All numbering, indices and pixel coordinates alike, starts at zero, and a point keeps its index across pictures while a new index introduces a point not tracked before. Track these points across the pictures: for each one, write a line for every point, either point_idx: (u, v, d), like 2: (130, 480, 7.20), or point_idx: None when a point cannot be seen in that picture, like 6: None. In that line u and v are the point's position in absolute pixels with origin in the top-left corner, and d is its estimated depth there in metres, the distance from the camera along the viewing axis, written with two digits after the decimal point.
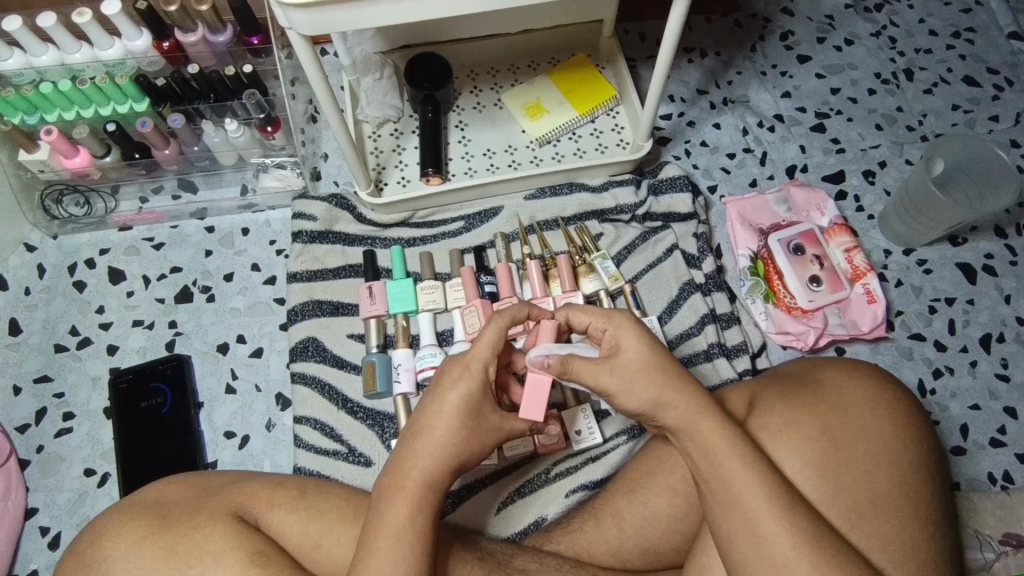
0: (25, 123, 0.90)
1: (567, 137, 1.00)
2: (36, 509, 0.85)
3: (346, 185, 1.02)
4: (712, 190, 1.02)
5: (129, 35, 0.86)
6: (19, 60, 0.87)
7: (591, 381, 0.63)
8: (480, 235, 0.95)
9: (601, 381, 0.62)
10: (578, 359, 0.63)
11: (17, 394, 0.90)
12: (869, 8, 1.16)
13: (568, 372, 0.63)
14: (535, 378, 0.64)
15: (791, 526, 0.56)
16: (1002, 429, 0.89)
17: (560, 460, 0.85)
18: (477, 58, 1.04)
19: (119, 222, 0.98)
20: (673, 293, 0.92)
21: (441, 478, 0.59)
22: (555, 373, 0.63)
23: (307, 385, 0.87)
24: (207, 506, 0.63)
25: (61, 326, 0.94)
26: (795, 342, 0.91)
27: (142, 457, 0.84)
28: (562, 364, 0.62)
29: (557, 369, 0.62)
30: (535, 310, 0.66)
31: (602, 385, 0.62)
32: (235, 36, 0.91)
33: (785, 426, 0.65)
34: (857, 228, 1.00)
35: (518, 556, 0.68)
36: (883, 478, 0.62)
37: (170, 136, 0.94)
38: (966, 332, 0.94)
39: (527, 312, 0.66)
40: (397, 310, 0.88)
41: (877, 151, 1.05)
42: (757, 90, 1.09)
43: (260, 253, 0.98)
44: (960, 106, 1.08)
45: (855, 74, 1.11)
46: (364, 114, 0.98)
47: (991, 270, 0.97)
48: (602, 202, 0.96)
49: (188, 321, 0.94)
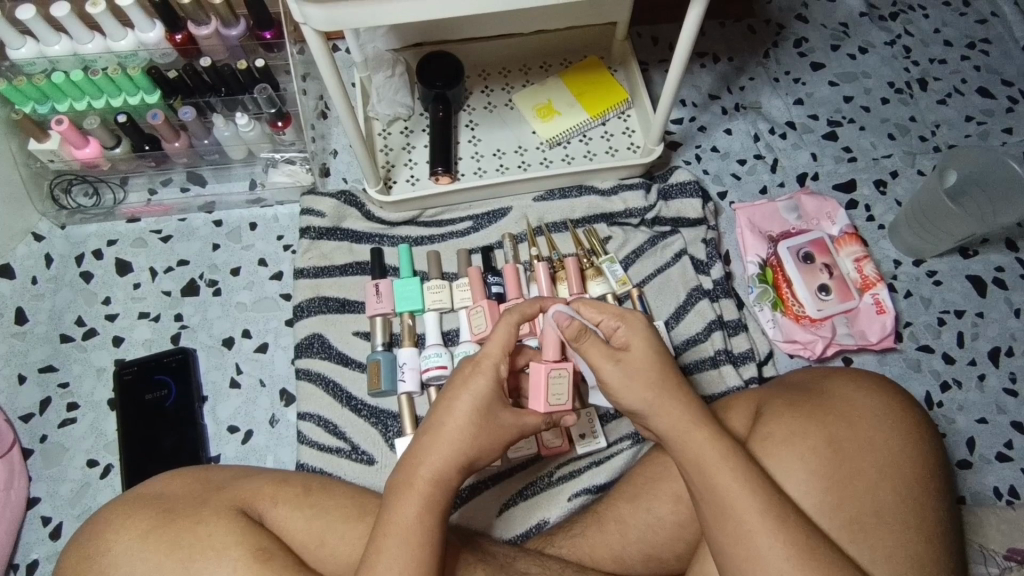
0: (36, 112, 0.90)
1: (578, 139, 1.00)
2: (37, 499, 0.85)
3: (354, 182, 1.02)
4: (723, 196, 1.02)
5: (143, 27, 0.86)
6: (32, 49, 0.86)
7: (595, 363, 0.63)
8: (489, 235, 0.95)
9: (603, 370, 0.62)
10: (592, 336, 0.63)
11: (22, 382, 0.90)
12: (884, 17, 1.15)
13: (578, 342, 0.63)
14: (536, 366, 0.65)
15: (785, 538, 0.55)
16: (1009, 444, 0.88)
17: (564, 464, 0.84)
18: (489, 57, 1.03)
19: (128, 213, 0.99)
20: (681, 298, 0.91)
21: (450, 477, 0.58)
22: (568, 340, 0.63)
23: (312, 381, 0.87)
24: (211, 501, 0.63)
25: (66, 316, 0.94)
26: (802, 351, 0.91)
27: (143, 451, 0.84)
28: (578, 332, 0.62)
29: (570, 337, 0.62)
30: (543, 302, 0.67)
31: (603, 373, 0.62)
32: (249, 30, 0.92)
33: (788, 437, 0.65)
34: (867, 238, 0.99)
35: (520, 559, 0.68)
36: (887, 491, 0.62)
37: (179, 128, 0.94)
38: (975, 345, 0.93)
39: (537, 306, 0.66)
40: (403, 308, 0.87)
41: (889, 161, 1.05)
42: (769, 96, 1.09)
43: (268, 247, 0.98)
44: (973, 117, 1.08)
45: (868, 82, 1.10)
46: (375, 111, 0.98)
47: (1001, 283, 0.97)
48: (611, 205, 0.95)
49: (193, 314, 0.94)
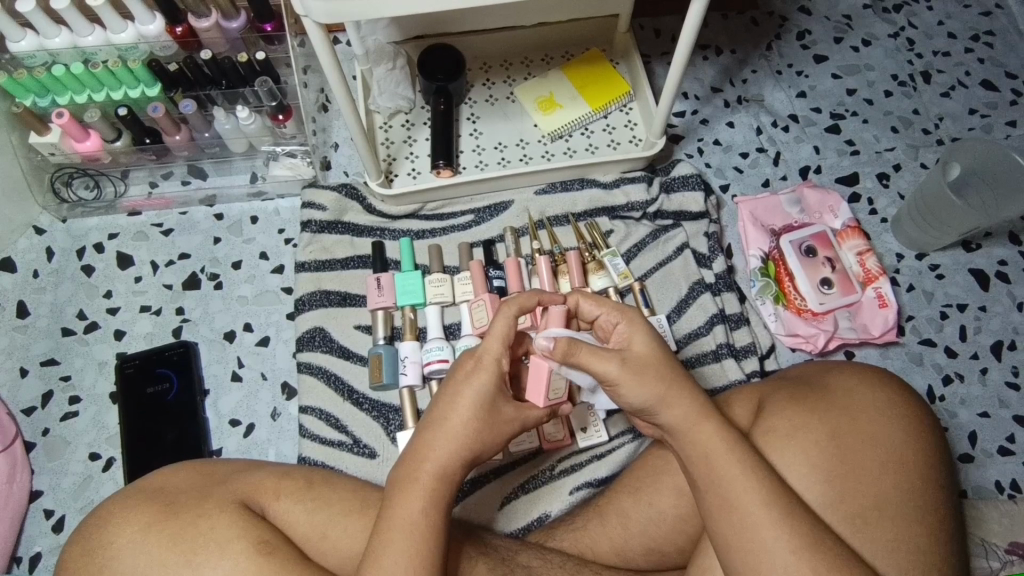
0: (37, 105, 0.89)
1: (580, 132, 0.99)
2: (40, 492, 0.85)
3: (355, 175, 1.02)
4: (725, 189, 1.02)
5: (142, 19, 0.85)
6: (32, 42, 0.85)
7: (597, 368, 0.60)
8: (491, 228, 0.95)
9: (606, 368, 0.60)
10: (586, 348, 0.60)
11: (24, 375, 0.90)
12: (888, 9, 1.15)
13: (571, 358, 0.60)
14: (539, 362, 0.63)
15: (790, 531, 0.55)
16: (1011, 438, 0.88)
17: (565, 457, 0.84)
18: (491, 50, 1.03)
19: (128, 207, 0.98)
20: (682, 292, 0.91)
21: (451, 471, 0.58)
22: (558, 359, 0.60)
23: (313, 375, 0.87)
24: (213, 494, 0.63)
25: (68, 310, 0.94)
26: (804, 345, 0.90)
27: (145, 445, 0.84)
28: (568, 349, 0.59)
29: (560, 357, 0.59)
30: (545, 297, 0.64)
31: (606, 371, 0.60)
32: (249, 22, 0.91)
33: (792, 431, 0.65)
34: (870, 232, 0.99)
35: (521, 552, 0.68)
36: (890, 486, 0.62)
37: (180, 121, 0.94)
38: (977, 338, 0.93)
39: (536, 299, 0.64)
40: (404, 302, 0.87)
41: (892, 154, 1.04)
42: (771, 89, 1.08)
43: (269, 241, 0.98)
44: (977, 110, 1.07)
45: (871, 75, 1.10)
46: (376, 104, 0.98)
47: (1004, 277, 0.96)
48: (613, 198, 0.95)
49: (195, 308, 0.94)
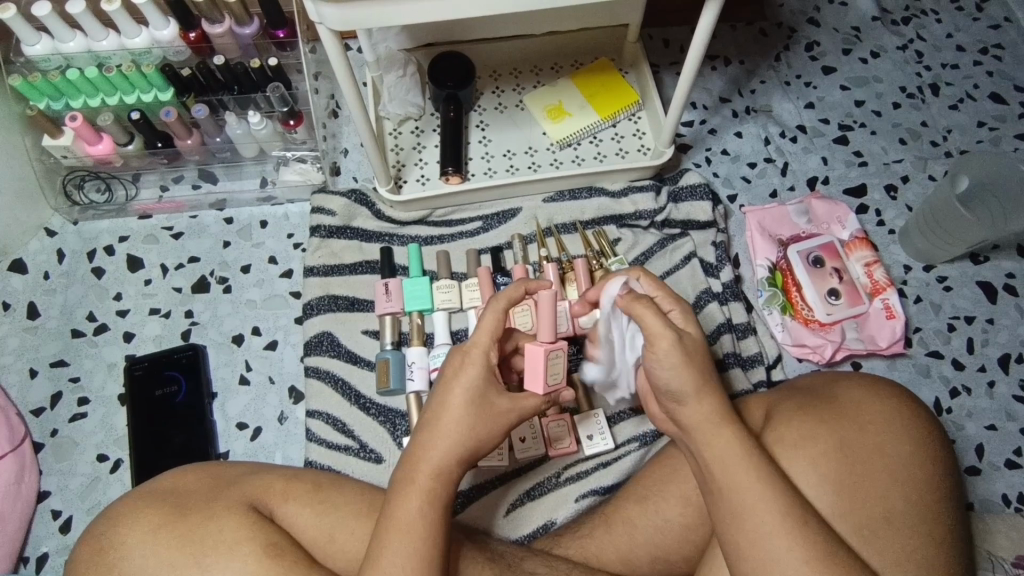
0: (51, 108, 0.90)
1: (588, 140, 1.00)
2: (47, 493, 0.85)
3: (365, 181, 1.03)
4: (732, 199, 1.02)
5: (157, 24, 0.86)
6: (47, 46, 0.86)
7: (652, 325, 0.61)
8: (497, 235, 0.95)
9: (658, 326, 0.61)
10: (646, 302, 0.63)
11: (33, 377, 0.91)
12: (896, 21, 1.15)
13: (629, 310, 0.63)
14: (533, 349, 0.64)
15: (803, 541, 0.55)
16: (1018, 451, 0.88)
17: (571, 465, 0.85)
18: (501, 58, 1.04)
19: (140, 210, 0.99)
20: (689, 301, 0.91)
21: (452, 470, 0.59)
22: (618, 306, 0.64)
23: (321, 379, 0.87)
24: (223, 496, 0.64)
25: (78, 311, 0.94)
26: (811, 355, 0.91)
27: (154, 446, 0.84)
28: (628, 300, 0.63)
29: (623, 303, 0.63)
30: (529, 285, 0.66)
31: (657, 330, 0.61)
32: (262, 29, 0.92)
33: (802, 440, 0.65)
34: (878, 244, 0.99)
35: (527, 559, 0.68)
36: (900, 497, 0.62)
37: (193, 125, 0.94)
38: (985, 351, 0.93)
39: (524, 289, 0.66)
40: (412, 308, 0.88)
41: (900, 166, 1.04)
42: (780, 99, 1.09)
43: (278, 246, 0.98)
44: (985, 123, 1.07)
45: (879, 87, 1.10)
46: (386, 111, 0.98)
47: (1012, 290, 0.96)
48: (621, 207, 0.96)
49: (204, 311, 0.94)
